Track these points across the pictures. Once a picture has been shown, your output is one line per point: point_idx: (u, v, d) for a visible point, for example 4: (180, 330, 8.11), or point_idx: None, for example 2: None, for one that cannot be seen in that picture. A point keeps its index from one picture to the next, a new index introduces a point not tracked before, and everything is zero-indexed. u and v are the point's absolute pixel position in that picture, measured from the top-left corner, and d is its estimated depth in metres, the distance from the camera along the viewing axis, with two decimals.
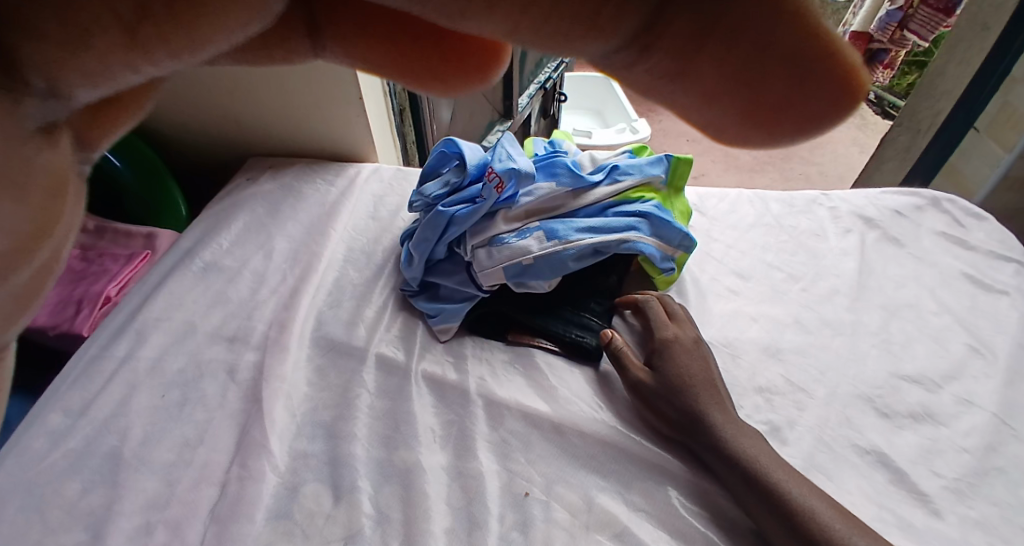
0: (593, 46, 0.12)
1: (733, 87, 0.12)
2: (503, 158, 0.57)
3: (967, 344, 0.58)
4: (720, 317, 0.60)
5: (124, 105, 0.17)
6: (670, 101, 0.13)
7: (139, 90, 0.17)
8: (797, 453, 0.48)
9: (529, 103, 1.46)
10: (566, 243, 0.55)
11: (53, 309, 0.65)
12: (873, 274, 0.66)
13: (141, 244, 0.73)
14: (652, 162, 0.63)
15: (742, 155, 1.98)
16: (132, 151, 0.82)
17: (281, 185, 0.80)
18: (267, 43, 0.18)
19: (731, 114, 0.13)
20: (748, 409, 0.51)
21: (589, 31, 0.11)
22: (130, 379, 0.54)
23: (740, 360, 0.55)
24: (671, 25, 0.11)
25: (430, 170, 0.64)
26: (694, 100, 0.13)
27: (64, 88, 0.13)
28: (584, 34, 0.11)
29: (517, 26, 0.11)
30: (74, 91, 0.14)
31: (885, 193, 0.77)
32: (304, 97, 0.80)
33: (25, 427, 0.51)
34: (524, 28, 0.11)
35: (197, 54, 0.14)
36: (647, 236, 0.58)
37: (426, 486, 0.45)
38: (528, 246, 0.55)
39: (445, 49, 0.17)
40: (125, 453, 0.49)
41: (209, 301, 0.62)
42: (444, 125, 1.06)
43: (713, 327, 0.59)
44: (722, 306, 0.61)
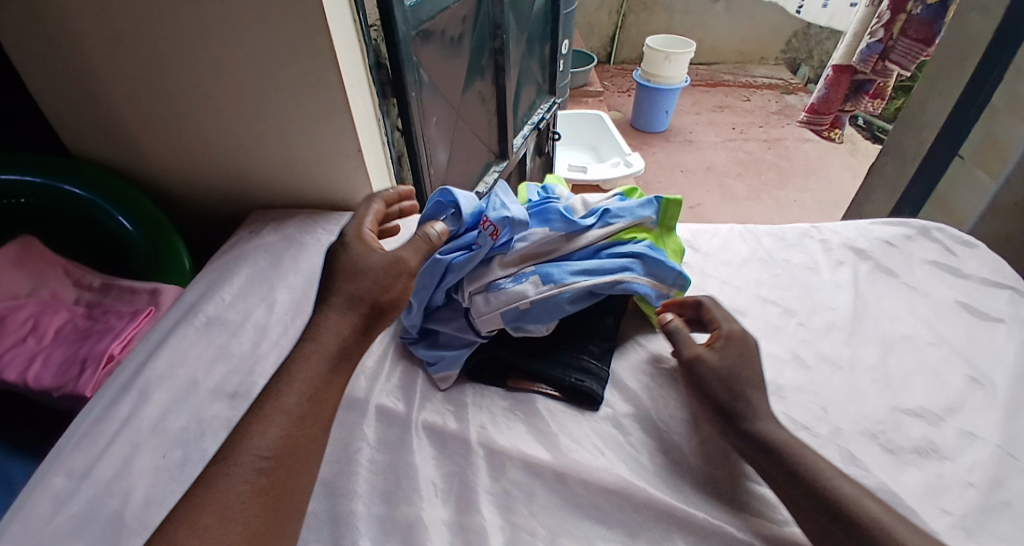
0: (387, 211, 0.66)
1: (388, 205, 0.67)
2: (497, 206, 0.58)
3: (966, 375, 0.58)
4: None
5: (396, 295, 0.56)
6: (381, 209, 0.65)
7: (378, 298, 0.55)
8: None
9: (524, 143, 1.50)
10: (562, 286, 0.56)
11: (59, 369, 0.65)
12: (868, 306, 0.66)
13: (145, 300, 0.75)
14: (643, 204, 0.65)
15: (736, 184, 2.02)
16: (140, 213, 0.84)
17: (283, 236, 0.82)
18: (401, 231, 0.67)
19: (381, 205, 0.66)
20: None
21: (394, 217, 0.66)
22: (134, 439, 0.54)
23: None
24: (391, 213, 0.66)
25: (427, 217, 0.66)
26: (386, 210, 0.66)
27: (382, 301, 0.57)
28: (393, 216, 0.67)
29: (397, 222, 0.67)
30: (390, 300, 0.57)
31: (876, 224, 0.78)
32: (304, 150, 0.83)
33: (29, 491, 0.51)
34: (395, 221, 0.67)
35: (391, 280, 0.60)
36: (642, 275, 0.59)
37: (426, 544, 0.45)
38: (524, 291, 0.56)
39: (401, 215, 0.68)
40: (127, 516, 0.48)
41: (212, 356, 0.63)
42: (442, 168, 1.09)
43: None
44: None
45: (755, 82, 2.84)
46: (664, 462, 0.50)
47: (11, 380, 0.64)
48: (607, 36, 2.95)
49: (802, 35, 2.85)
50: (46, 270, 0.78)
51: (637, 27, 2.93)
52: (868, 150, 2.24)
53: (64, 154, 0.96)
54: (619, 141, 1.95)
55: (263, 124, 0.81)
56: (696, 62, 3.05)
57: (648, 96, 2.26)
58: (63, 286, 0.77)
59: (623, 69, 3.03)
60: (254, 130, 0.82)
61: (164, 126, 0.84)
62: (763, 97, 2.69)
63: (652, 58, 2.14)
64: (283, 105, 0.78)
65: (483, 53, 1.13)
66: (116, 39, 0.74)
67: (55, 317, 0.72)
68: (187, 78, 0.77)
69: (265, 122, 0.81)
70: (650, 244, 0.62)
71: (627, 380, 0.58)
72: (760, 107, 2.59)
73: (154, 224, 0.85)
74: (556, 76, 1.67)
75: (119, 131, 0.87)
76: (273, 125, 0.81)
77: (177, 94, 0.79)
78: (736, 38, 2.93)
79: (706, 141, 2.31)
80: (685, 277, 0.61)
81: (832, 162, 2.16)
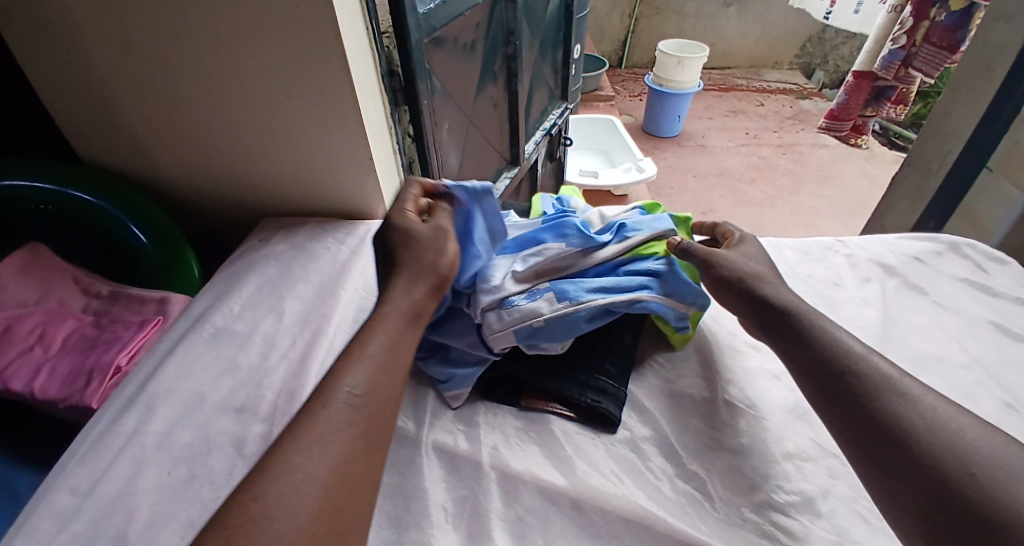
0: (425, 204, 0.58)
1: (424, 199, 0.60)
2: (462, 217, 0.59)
3: (1002, 400, 0.55)
4: (741, 374, 0.58)
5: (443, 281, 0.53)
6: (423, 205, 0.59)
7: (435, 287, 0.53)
8: (833, 528, 0.45)
9: (536, 149, 1.49)
10: (579, 304, 0.55)
11: (65, 381, 0.65)
12: (896, 324, 0.64)
13: (153, 309, 0.74)
14: (662, 218, 0.62)
15: (751, 190, 1.99)
16: (151, 221, 0.84)
17: (293, 245, 0.81)
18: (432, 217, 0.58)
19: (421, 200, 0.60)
20: (778, 478, 0.48)
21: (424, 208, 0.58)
22: (138, 456, 0.53)
23: (766, 422, 0.53)
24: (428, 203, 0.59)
25: None
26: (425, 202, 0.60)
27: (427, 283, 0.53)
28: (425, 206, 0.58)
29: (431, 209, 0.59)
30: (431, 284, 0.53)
31: (902, 238, 0.76)
32: (315, 158, 0.82)
33: (32, 508, 0.50)
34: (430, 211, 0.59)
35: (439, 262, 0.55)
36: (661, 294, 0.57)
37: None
38: (537, 308, 0.54)
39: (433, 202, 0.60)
40: (131, 536, 0.47)
41: (219, 370, 0.61)
42: (453, 174, 1.07)
43: (734, 385, 0.56)
44: (742, 363, 0.59)
45: (769, 86, 2.80)
46: (685, 490, 0.48)
47: (18, 391, 0.64)
48: (618, 41, 2.93)
49: (817, 38, 2.82)
50: (55, 280, 0.77)
51: (649, 32, 2.90)
52: (886, 156, 2.19)
53: (77, 162, 0.96)
54: (631, 146, 1.93)
55: (274, 131, 0.80)
56: (708, 66, 3.01)
57: (660, 100, 2.23)
58: (71, 294, 0.77)
59: (635, 73, 3.01)
60: (264, 137, 0.81)
61: (175, 135, 0.84)
62: (778, 101, 2.65)
63: (664, 62, 2.11)
64: (293, 114, 0.77)
65: (495, 59, 1.11)
66: (126, 47, 0.74)
67: (62, 326, 0.71)
68: (197, 85, 0.76)
69: (275, 129, 0.79)
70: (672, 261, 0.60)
71: (645, 401, 0.55)
72: (774, 112, 2.56)
73: (164, 232, 0.84)
74: (568, 82, 1.65)
75: (130, 140, 0.87)
76: (283, 133, 0.80)
77: (187, 102, 0.79)
78: (749, 42, 2.89)
79: (719, 147, 2.28)
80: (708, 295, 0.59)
81: (849, 167, 2.11)
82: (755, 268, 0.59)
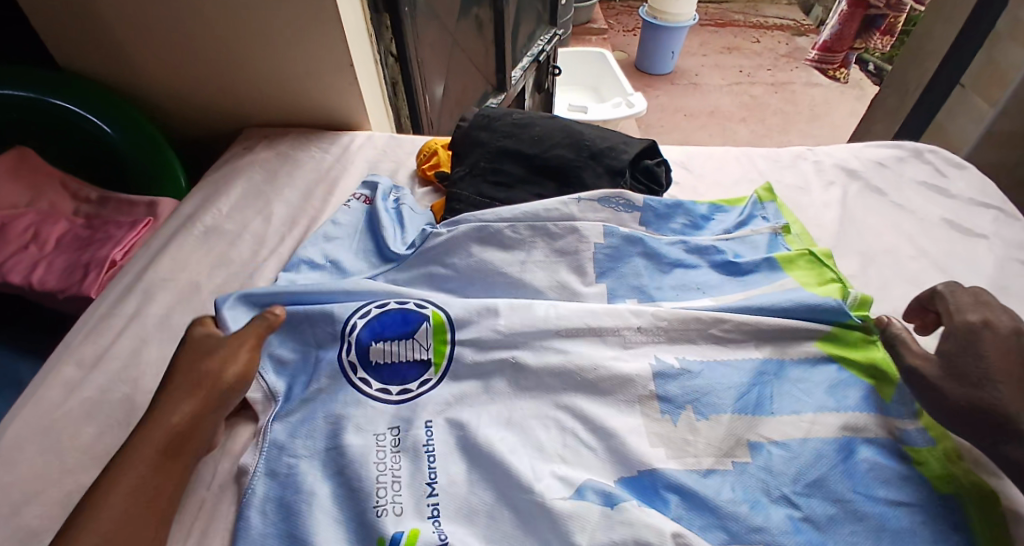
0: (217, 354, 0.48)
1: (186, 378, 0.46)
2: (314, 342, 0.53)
3: (943, 284, 0.60)
4: (690, 267, 0.60)
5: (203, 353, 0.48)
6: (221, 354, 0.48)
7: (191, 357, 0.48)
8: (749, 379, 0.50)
9: (523, 75, 1.61)
10: (874, 513, 0.42)
11: (63, 273, 0.68)
12: (854, 223, 0.68)
13: (143, 212, 0.76)
14: (751, 215, 0.67)
15: (740, 128, 2.32)
16: (141, 141, 0.86)
17: (277, 152, 0.83)
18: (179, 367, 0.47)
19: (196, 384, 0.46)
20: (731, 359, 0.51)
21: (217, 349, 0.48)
22: (141, 332, 0.58)
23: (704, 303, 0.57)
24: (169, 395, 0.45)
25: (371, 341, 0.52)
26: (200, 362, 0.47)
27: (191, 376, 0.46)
28: (217, 349, 0.48)
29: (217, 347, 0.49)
30: (169, 397, 0.45)
31: (870, 147, 0.79)
32: (296, 65, 0.84)
33: (42, 378, 0.55)
34: (207, 353, 0.48)
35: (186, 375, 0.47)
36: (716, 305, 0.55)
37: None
38: (765, 521, 0.40)
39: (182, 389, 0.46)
40: (139, 398, 0.53)
41: (212, 263, 0.66)
42: (437, 99, 1.25)
43: (672, 277, 0.60)
44: (696, 244, 0.62)
45: (766, 22, 3.03)
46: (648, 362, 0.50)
47: (15, 283, 0.67)
48: None
49: None
50: (41, 182, 0.79)
51: None
52: (867, 97, 2.51)
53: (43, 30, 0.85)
54: (621, 80, 2.27)
55: (254, 33, 0.81)
56: None
57: (656, 35, 2.49)
58: (61, 198, 0.80)
59: (630, 6, 3.20)
60: (244, 36, 0.81)
61: (147, 31, 0.83)
62: (774, 38, 2.91)
63: None
64: (278, 22, 0.79)
65: None
66: None
67: (55, 226, 0.74)
68: None
69: (257, 31, 0.81)
70: (669, 239, 0.62)
71: (611, 282, 0.59)
72: (769, 50, 2.83)
73: (142, 137, 0.86)
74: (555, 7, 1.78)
75: (88, 13, 0.82)
76: (263, 35, 0.81)
77: (178, 17, 0.80)
78: None
79: (711, 84, 2.60)
80: (769, 220, 0.66)
81: (838, 108, 2.41)
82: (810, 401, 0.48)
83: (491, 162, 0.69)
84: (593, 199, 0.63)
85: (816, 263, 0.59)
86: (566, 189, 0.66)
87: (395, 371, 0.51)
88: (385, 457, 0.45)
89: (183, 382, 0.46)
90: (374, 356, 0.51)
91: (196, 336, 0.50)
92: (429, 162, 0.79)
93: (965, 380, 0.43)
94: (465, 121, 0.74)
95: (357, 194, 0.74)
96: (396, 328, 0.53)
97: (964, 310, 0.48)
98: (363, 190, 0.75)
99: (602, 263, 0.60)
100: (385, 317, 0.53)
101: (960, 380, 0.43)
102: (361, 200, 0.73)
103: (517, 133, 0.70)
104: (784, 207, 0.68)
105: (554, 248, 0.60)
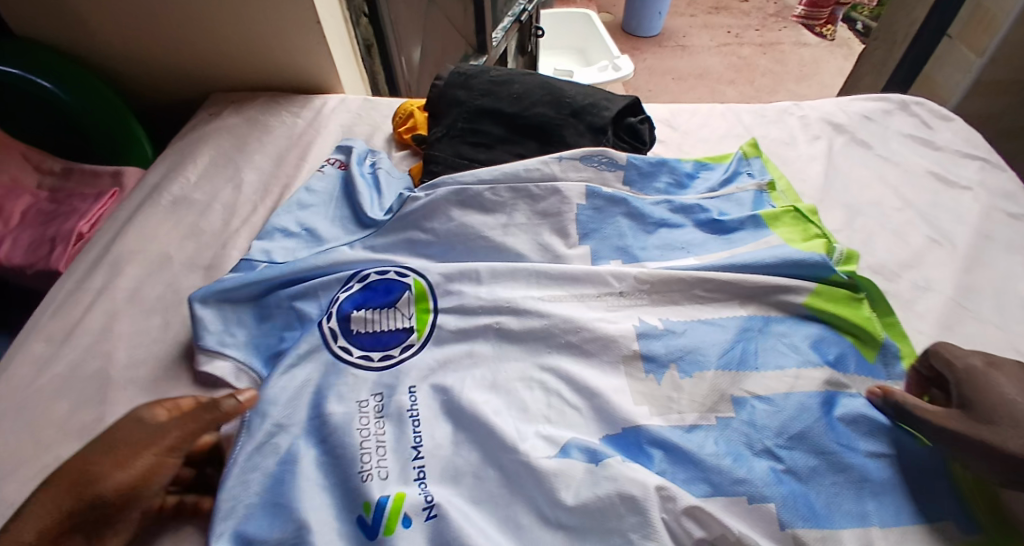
0: (153, 436, 0.42)
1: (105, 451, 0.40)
2: (294, 316, 0.53)
3: (927, 236, 0.60)
4: (674, 227, 0.59)
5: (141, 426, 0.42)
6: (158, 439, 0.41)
7: (128, 426, 0.42)
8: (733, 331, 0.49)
9: (505, 37, 1.56)
10: (856, 464, 0.42)
11: (29, 248, 0.66)
12: (840, 177, 0.67)
13: (108, 183, 0.73)
14: (738, 171, 0.65)
15: (728, 90, 2.28)
16: (102, 110, 0.82)
17: (246, 118, 0.80)
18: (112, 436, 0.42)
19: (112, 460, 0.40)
20: (715, 316, 0.51)
21: (154, 432, 0.42)
22: (110, 306, 0.56)
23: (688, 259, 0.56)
24: (78, 466, 0.39)
25: (351, 309, 0.51)
26: (131, 437, 0.41)
27: (111, 452, 0.40)
28: (153, 432, 0.42)
29: (156, 429, 0.42)
30: (77, 472, 0.39)
31: (856, 100, 0.78)
32: (261, 25, 0.80)
33: (10, 356, 0.53)
34: (142, 431, 0.42)
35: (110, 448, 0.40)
36: (700, 262, 0.54)
37: (394, 536, 0.38)
38: (748, 473, 0.40)
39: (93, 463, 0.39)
40: (112, 372, 0.52)
41: (183, 234, 0.63)
42: (414, 62, 1.21)
43: (656, 237, 0.58)
44: (681, 203, 0.61)
45: None
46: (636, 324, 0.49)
47: None
48: None
49: None
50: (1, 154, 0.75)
51: None
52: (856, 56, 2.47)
53: None
54: (607, 42, 2.21)
55: None
56: None
57: None
58: (20, 171, 0.76)
59: None
60: None
61: None
62: None
63: None
64: None
65: None
66: None
67: (18, 200, 0.72)
68: None
69: None
70: (653, 200, 0.61)
71: (596, 244, 0.57)
72: (757, 8, 2.76)
73: (101, 103, 0.82)
74: None
75: None
76: None
77: None
78: None
79: (699, 45, 2.54)
80: (755, 175, 0.65)
81: (827, 67, 2.38)
82: (798, 350, 0.48)
83: (469, 122, 0.66)
84: (575, 157, 0.61)
85: (801, 218, 0.58)
86: (548, 148, 0.63)
87: (376, 336, 0.50)
88: (367, 423, 0.44)
89: (92, 460, 0.40)
90: (354, 325, 0.50)
91: (125, 417, 0.43)
92: (406, 125, 0.76)
93: (998, 420, 0.39)
94: (440, 80, 0.71)
95: (331, 160, 0.72)
96: (379, 298, 0.53)
97: (960, 353, 0.45)
98: (337, 155, 0.72)
99: (586, 224, 0.58)
100: (367, 288, 0.53)
101: (992, 422, 0.39)
102: (335, 166, 0.71)
103: (496, 91, 0.67)
104: (769, 162, 0.67)
105: (536, 210, 0.59)
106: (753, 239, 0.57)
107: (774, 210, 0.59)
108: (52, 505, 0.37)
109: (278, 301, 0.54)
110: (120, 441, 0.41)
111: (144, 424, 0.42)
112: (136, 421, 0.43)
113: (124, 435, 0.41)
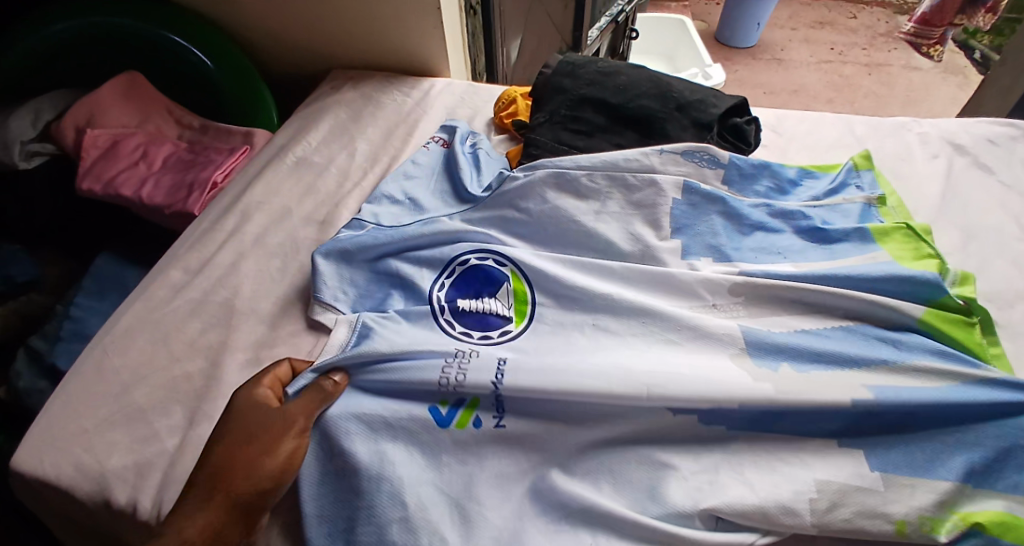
0: (268, 421, 0.44)
1: (230, 442, 0.42)
2: (400, 279, 0.57)
3: None
4: (771, 231, 0.58)
5: (251, 414, 0.44)
6: (271, 421, 0.44)
7: (238, 416, 0.44)
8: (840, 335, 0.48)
9: (598, 38, 1.57)
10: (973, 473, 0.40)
11: (169, 191, 0.74)
12: (957, 199, 0.63)
13: (240, 140, 0.82)
14: (845, 183, 0.63)
15: (825, 110, 2.17)
16: (238, 77, 0.92)
17: (361, 93, 0.86)
18: (227, 426, 0.44)
19: (238, 450, 0.42)
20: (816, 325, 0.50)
21: (266, 419, 0.44)
22: (238, 247, 0.63)
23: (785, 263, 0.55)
24: (211, 461, 0.42)
25: (456, 291, 0.55)
26: (245, 425, 0.44)
27: (234, 441, 0.42)
28: (265, 418, 0.44)
29: (268, 416, 0.44)
30: (215, 467, 0.41)
31: (982, 121, 0.73)
32: (383, 8, 0.86)
33: (153, 279, 0.61)
34: (255, 419, 0.44)
35: (231, 438, 0.43)
36: (801, 271, 0.53)
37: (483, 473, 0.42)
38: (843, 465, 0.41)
39: (226, 457, 0.42)
40: (237, 304, 0.58)
41: (301, 191, 0.70)
42: (512, 54, 1.25)
43: (750, 241, 0.58)
44: (781, 208, 0.60)
45: None
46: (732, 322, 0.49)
47: (126, 196, 0.74)
48: None
49: None
50: (150, 109, 0.86)
51: None
52: (974, 85, 2.27)
53: None
54: (700, 50, 2.16)
55: None
56: None
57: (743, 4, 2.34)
58: (166, 124, 0.86)
59: None
60: None
61: None
62: (873, 13, 2.66)
63: None
64: None
65: None
66: None
67: (161, 147, 0.80)
68: None
69: None
70: (752, 205, 0.60)
71: (690, 240, 0.58)
72: (866, 26, 2.60)
73: (238, 71, 0.92)
74: None
75: None
76: None
77: None
78: None
79: (798, 60, 2.43)
80: (864, 189, 0.62)
81: (939, 94, 2.20)
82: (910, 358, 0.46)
83: (571, 110, 0.68)
84: (676, 152, 0.61)
85: (912, 237, 0.55)
86: (649, 140, 0.64)
87: (476, 316, 0.53)
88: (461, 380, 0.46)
89: (225, 451, 0.42)
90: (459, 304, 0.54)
91: (235, 402, 0.46)
92: (507, 110, 0.80)
93: None
94: (548, 68, 0.73)
95: (435, 137, 0.76)
96: (478, 276, 0.56)
97: None
98: (441, 133, 0.77)
99: (679, 219, 0.59)
100: (469, 271, 0.56)
101: None
102: (439, 144, 0.75)
103: (601, 82, 0.69)
104: (880, 176, 0.64)
105: (631, 200, 0.60)
106: (858, 251, 0.55)
107: (884, 225, 0.57)
108: (206, 498, 0.39)
109: (384, 262, 0.58)
110: (239, 432, 0.43)
111: (251, 412, 0.45)
112: (246, 410, 0.45)
113: (236, 424, 0.44)
